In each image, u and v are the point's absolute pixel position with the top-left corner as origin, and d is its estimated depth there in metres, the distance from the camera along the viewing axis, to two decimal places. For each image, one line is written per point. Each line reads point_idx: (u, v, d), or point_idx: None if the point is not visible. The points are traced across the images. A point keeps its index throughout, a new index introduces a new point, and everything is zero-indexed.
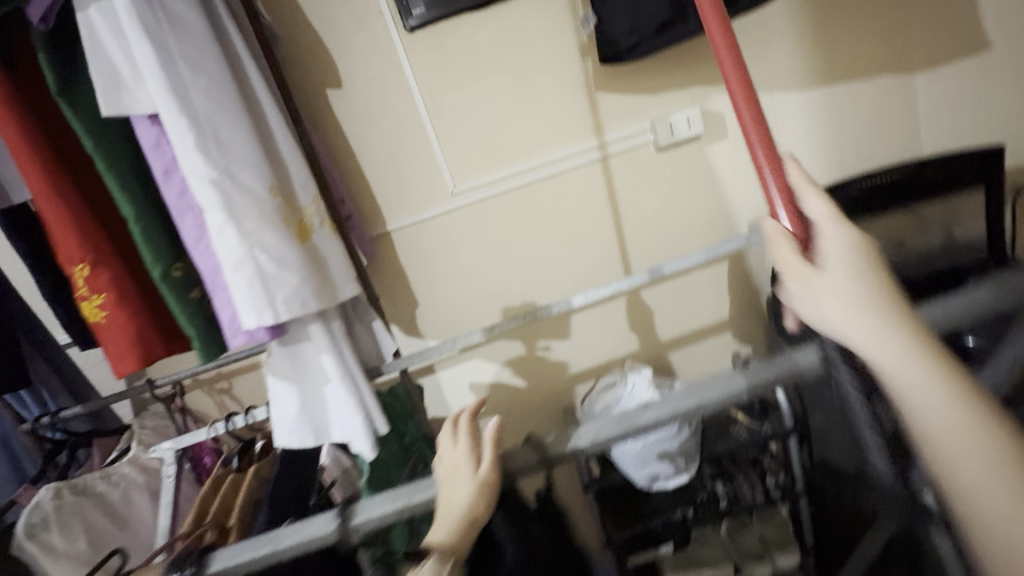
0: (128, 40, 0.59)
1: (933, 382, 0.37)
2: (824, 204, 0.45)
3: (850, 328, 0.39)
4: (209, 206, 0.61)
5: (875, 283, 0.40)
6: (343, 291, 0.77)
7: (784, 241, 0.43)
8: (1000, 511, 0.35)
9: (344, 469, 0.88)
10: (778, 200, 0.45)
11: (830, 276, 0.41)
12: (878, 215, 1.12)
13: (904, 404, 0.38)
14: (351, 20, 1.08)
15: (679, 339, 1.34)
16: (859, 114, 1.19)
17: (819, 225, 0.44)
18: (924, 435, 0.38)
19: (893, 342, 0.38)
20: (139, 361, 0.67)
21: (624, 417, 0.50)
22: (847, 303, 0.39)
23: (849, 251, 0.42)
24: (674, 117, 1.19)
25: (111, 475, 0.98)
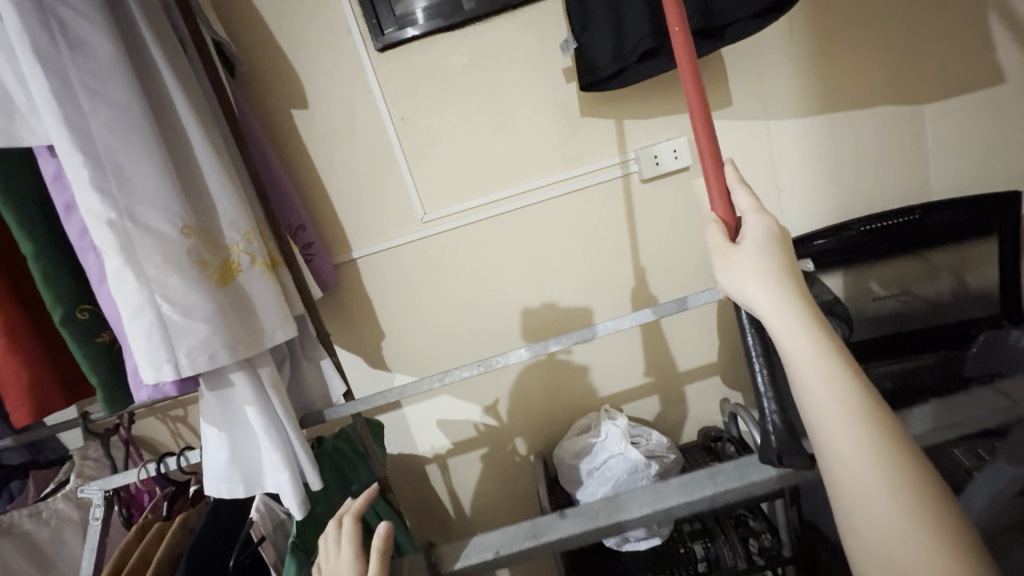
0: (20, 65, 0.54)
1: (828, 367, 0.41)
2: (752, 202, 0.51)
3: (764, 305, 0.44)
4: (106, 250, 0.56)
5: (790, 271, 0.45)
6: (271, 336, 0.70)
7: (715, 226, 0.51)
8: (868, 486, 0.38)
9: (279, 522, 0.82)
10: (715, 195, 0.53)
11: (749, 256, 0.46)
12: (881, 260, 1.02)
13: (800, 381, 0.42)
14: (319, 37, 1.02)
15: (663, 381, 1.25)
16: (862, 149, 1.11)
17: (748, 218, 0.50)
18: (816, 412, 0.41)
19: (798, 323, 0.42)
20: (32, 413, 0.60)
21: (529, 530, 0.54)
22: (763, 280, 0.44)
23: (773, 241, 0.47)
24: (660, 148, 1.11)
25: (41, 511, 0.92)
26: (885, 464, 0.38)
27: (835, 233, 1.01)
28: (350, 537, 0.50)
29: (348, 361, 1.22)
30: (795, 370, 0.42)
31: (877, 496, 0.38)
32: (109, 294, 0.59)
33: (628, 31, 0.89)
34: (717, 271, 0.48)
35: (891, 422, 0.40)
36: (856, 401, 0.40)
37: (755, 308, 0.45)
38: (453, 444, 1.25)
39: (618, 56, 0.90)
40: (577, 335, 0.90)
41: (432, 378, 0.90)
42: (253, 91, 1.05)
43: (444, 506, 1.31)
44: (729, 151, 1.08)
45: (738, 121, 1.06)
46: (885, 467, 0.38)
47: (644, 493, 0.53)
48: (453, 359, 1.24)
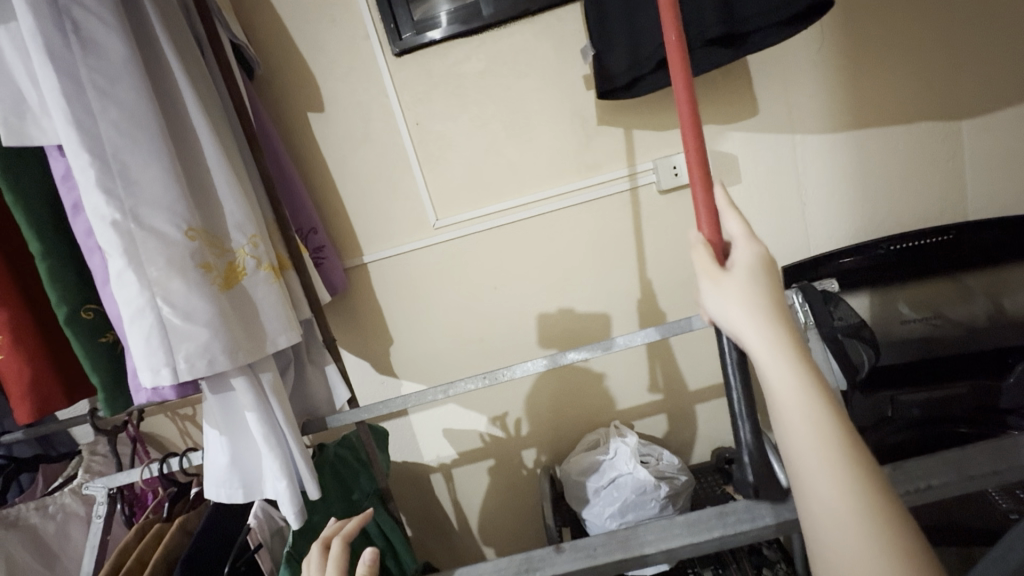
0: (33, 65, 0.54)
1: (816, 411, 0.38)
2: (743, 228, 0.47)
3: (752, 337, 0.41)
4: (109, 250, 0.55)
5: (779, 303, 0.42)
6: (273, 341, 0.69)
7: (703, 248, 0.47)
8: (854, 542, 0.35)
9: (276, 529, 0.81)
10: (703, 216, 0.49)
11: (740, 284, 0.43)
12: (910, 280, 0.98)
13: (785, 425, 0.39)
14: (337, 41, 1.02)
15: (676, 398, 1.21)
16: (893, 165, 1.06)
17: (738, 244, 0.46)
18: (800, 459, 0.38)
19: (786, 360, 0.40)
20: (33, 412, 0.60)
21: (527, 557, 0.47)
22: (750, 309, 0.41)
23: (764, 269, 0.44)
24: (679, 158, 1.08)
25: (48, 505, 0.93)
26: (872, 519, 0.35)
27: (863, 251, 0.98)
28: (334, 556, 0.50)
29: (355, 367, 1.21)
30: (781, 412, 0.39)
31: (864, 552, 0.34)
32: (111, 296, 0.58)
33: (647, 39, 0.86)
34: (705, 297, 0.45)
35: (878, 476, 0.37)
36: (836, 436, 0.38)
37: (742, 338, 0.42)
38: (458, 455, 1.23)
39: (634, 65, 0.88)
40: (595, 347, 0.87)
41: (436, 389, 0.88)
42: (270, 94, 1.05)
43: (447, 517, 1.29)
44: (752, 164, 1.04)
45: (762, 133, 1.02)
46: (872, 521, 0.35)
47: (657, 527, 0.46)
48: (461, 368, 1.22)
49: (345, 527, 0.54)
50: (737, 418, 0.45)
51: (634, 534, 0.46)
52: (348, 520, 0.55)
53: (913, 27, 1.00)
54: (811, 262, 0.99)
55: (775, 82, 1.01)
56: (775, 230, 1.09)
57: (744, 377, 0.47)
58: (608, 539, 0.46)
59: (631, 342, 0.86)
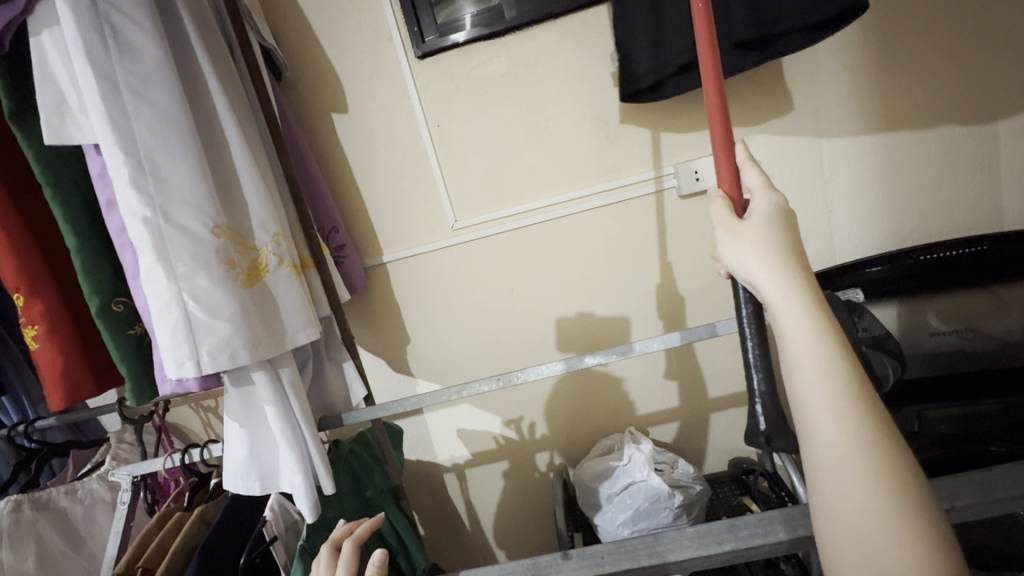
0: (73, 67, 0.56)
1: (825, 348, 0.39)
2: (762, 179, 0.49)
3: (766, 280, 0.42)
4: (140, 246, 0.57)
5: (794, 248, 0.43)
6: (294, 336, 0.70)
7: (721, 201, 0.48)
8: (848, 471, 0.36)
9: (291, 522, 0.83)
10: (722, 170, 0.51)
11: (755, 231, 0.44)
12: (940, 291, 0.95)
13: (793, 360, 0.40)
14: (362, 44, 1.04)
15: (693, 406, 1.19)
16: (925, 172, 1.03)
17: (756, 194, 0.48)
18: (807, 396, 0.39)
19: (799, 301, 0.40)
20: (64, 399, 0.63)
21: (534, 564, 0.47)
22: (766, 257, 0.42)
23: (781, 217, 0.45)
24: (700, 163, 1.06)
25: (77, 490, 0.96)
26: (870, 452, 0.36)
27: (890, 260, 0.97)
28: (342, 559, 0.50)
29: (372, 365, 1.22)
30: (790, 351, 0.40)
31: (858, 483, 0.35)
32: (140, 289, 0.60)
33: (670, 42, 0.86)
34: (721, 245, 0.45)
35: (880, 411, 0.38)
36: (856, 407, 0.37)
37: (756, 284, 0.43)
38: (471, 455, 1.24)
39: (658, 66, 0.87)
40: (610, 352, 0.87)
41: (451, 390, 0.89)
42: (296, 95, 1.08)
43: (460, 518, 1.29)
44: (775, 170, 1.03)
45: (787, 138, 1.01)
46: (870, 454, 0.36)
47: (665, 537, 0.46)
48: (476, 369, 1.22)
49: (357, 529, 0.55)
50: (752, 368, 0.50)
51: (642, 543, 0.46)
52: (359, 523, 0.56)
53: (949, 30, 0.97)
54: (836, 270, 0.98)
55: (803, 87, 0.98)
56: (798, 237, 1.07)
57: (762, 341, 0.51)
58: (614, 548, 0.46)
59: (648, 347, 0.85)
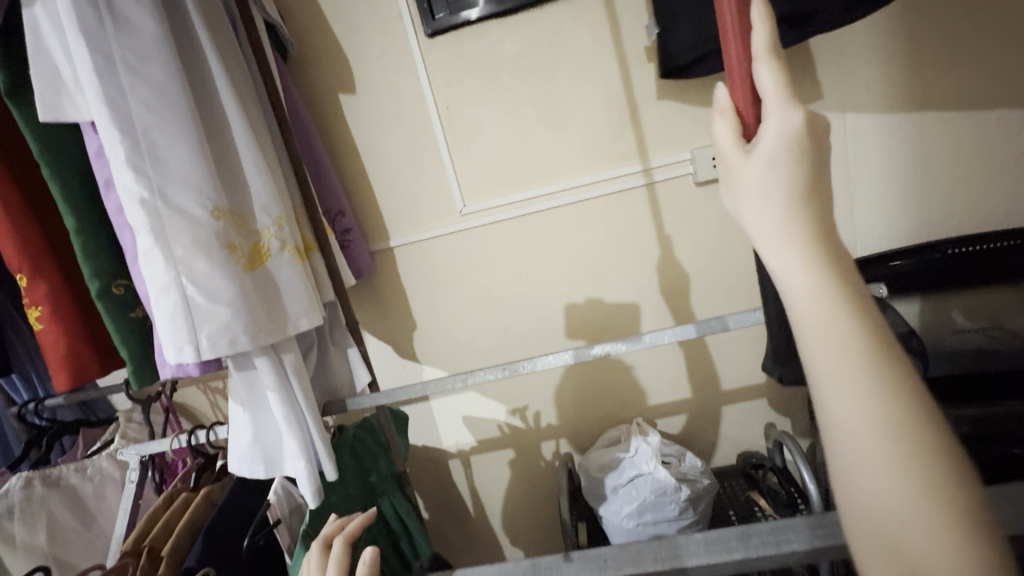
0: (67, 41, 0.54)
1: (835, 314, 0.29)
2: (783, 80, 0.32)
3: (765, 235, 0.31)
4: (138, 227, 0.56)
5: (809, 193, 0.31)
6: (295, 321, 0.69)
7: (728, 119, 0.35)
8: (870, 463, 0.27)
9: (296, 506, 0.83)
10: (735, 77, 0.36)
11: (756, 169, 0.31)
12: (966, 288, 0.91)
13: (804, 339, 0.30)
14: (370, 21, 1.01)
15: (702, 399, 1.17)
16: (955, 163, 0.98)
17: (772, 103, 0.32)
18: (820, 378, 0.29)
19: (807, 265, 0.30)
20: (68, 381, 0.63)
21: (536, 565, 0.45)
22: (767, 205, 0.31)
23: (799, 140, 0.31)
24: None
25: (87, 467, 0.98)
26: (909, 455, 0.26)
27: (915, 252, 0.93)
28: (335, 557, 0.50)
29: (378, 349, 1.22)
30: (800, 324, 0.30)
31: (888, 492, 0.26)
32: (139, 272, 0.59)
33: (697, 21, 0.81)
34: (720, 191, 0.35)
35: (919, 403, 0.28)
36: (888, 390, 0.27)
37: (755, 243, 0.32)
38: (477, 443, 1.23)
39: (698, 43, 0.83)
40: (618, 344, 0.84)
41: (455, 378, 0.88)
42: (302, 73, 1.05)
43: (464, 503, 1.29)
44: None
45: None
46: (905, 456, 0.26)
47: (674, 543, 0.44)
48: (483, 356, 1.21)
49: (347, 526, 0.53)
50: None
51: (648, 547, 0.44)
52: (350, 519, 0.55)
53: (994, 8, 0.90)
54: (856, 264, 0.94)
55: (830, 69, 0.93)
56: None
57: None
58: (621, 551, 0.44)
59: (658, 340, 0.83)
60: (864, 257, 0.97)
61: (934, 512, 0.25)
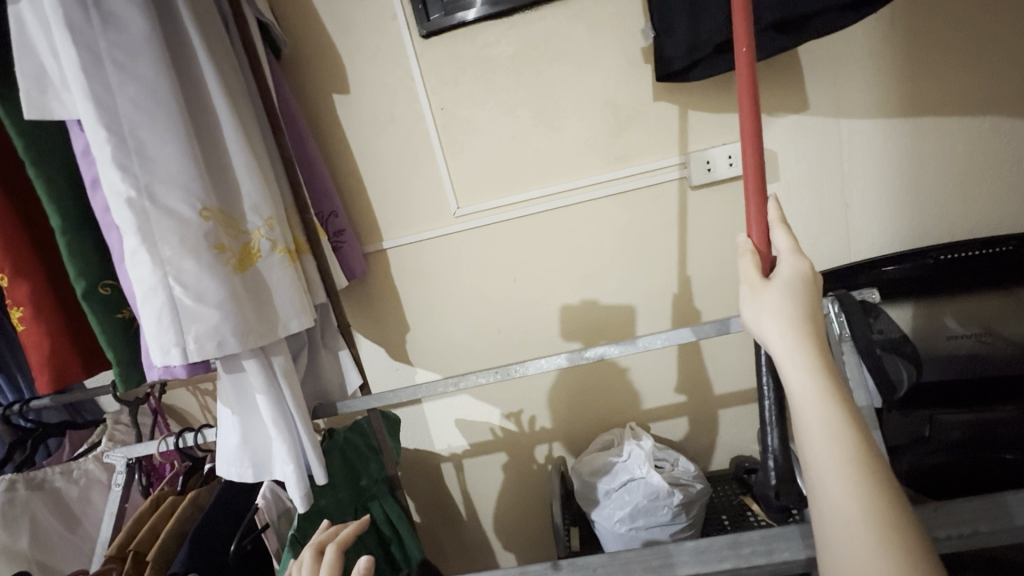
0: (54, 38, 0.53)
1: (832, 414, 0.38)
2: (790, 242, 0.47)
3: (777, 346, 0.42)
4: (124, 228, 0.55)
5: (813, 317, 0.42)
6: (286, 324, 0.69)
7: (749, 258, 0.47)
8: (847, 533, 0.36)
9: (284, 510, 0.82)
10: (752, 222, 0.49)
11: (774, 295, 0.44)
12: (957, 294, 0.91)
13: (802, 425, 0.40)
14: (365, 22, 1.00)
15: (696, 403, 1.17)
16: (949, 168, 0.98)
17: (781, 258, 0.47)
18: (816, 461, 0.39)
19: (808, 368, 0.40)
20: (51, 383, 0.61)
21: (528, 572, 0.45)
22: (783, 322, 0.42)
23: (804, 285, 0.44)
24: (713, 153, 1.02)
25: (73, 470, 0.96)
26: (879, 525, 0.35)
27: (909, 258, 0.93)
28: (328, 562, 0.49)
29: (370, 352, 1.21)
30: (799, 413, 0.40)
31: (865, 557, 0.35)
32: (126, 273, 0.58)
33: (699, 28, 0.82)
34: (742, 304, 0.46)
35: (889, 478, 0.37)
36: (862, 474, 0.37)
37: (767, 344, 0.43)
38: (470, 446, 1.23)
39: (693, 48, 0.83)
40: (611, 348, 0.84)
41: (449, 381, 0.87)
42: (296, 73, 1.04)
43: (457, 507, 1.28)
44: (791, 162, 0.99)
45: (806, 129, 0.96)
46: (878, 534, 0.35)
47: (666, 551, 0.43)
48: (476, 359, 1.20)
49: (341, 534, 0.53)
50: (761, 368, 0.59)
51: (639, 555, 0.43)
52: (344, 526, 0.54)
53: (985, 19, 0.91)
54: (848, 270, 0.95)
55: (824, 75, 0.93)
56: (812, 232, 1.02)
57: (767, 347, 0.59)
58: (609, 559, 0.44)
59: (651, 343, 0.82)
60: (858, 262, 0.97)
61: (900, 570, 0.34)
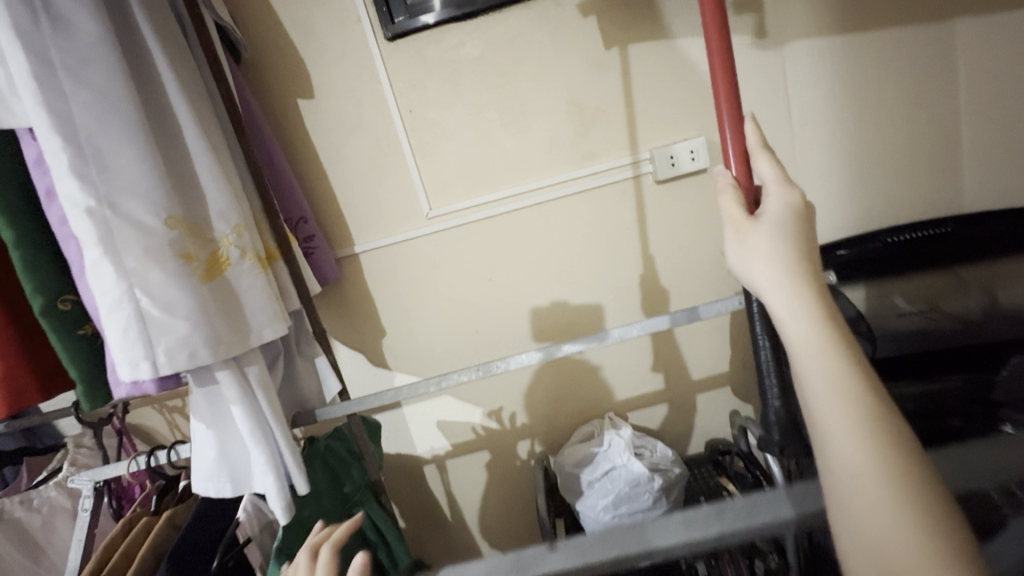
0: (1, 43, 0.51)
1: (833, 359, 0.38)
2: (776, 170, 0.48)
3: (771, 292, 0.42)
4: (85, 239, 0.53)
5: (808, 257, 0.42)
6: (259, 333, 0.67)
7: (732, 195, 0.48)
8: (862, 481, 0.35)
9: (267, 522, 0.80)
10: (734, 159, 0.51)
11: (764, 237, 0.43)
12: (905, 275, 0.97)
13: (802, 371, 0.39)
14: (327, 25, 0.99)
15: (671, 390, 1.21)
16: (895, 153, 1.03)
17: (770, 189, 0.47)
18: (818, 409, 0.38)
19: (807, 314, 0.40)
20: (6, 407, 0.58)
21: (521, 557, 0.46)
22: (776, 265, 0.42)
23: (795, 224, 0.44)
24: (677, 148, 1.05)
25: (33, 499, 0.92)
26: (887, 470, 0.35)
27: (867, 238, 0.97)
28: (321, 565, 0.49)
29: (346, 358, 1.19)
30: (800, 361, 0.40)
31: (878, 502, 0.34)
32: (88, 286, 0.56)
33: None
34: (730, 250, 0.46)
35: (892, 418, 0.37)
36: (869, 416, 0.37)
37: (763, 295, 0.43)
38: (451, 447, 1.23)
39: None
40: (587, 341, 0.86)
41: (428, 381, 0.87)
42: (257, 76, 1.02)
43: (441, 509, 1.28)
44: None
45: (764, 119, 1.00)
46: (887, 473, 0.35)
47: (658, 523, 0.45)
48: (455, 360, 1.21)
49: (335, 533, 0.52)
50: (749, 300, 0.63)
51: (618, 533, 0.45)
52: (336, 526, 0.53)
53: (918, 17, 0.98)
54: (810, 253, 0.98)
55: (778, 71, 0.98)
56: None
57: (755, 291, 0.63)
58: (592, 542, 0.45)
59: (627, 333, 0.84)
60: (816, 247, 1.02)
61: (910, 508, 0.34)
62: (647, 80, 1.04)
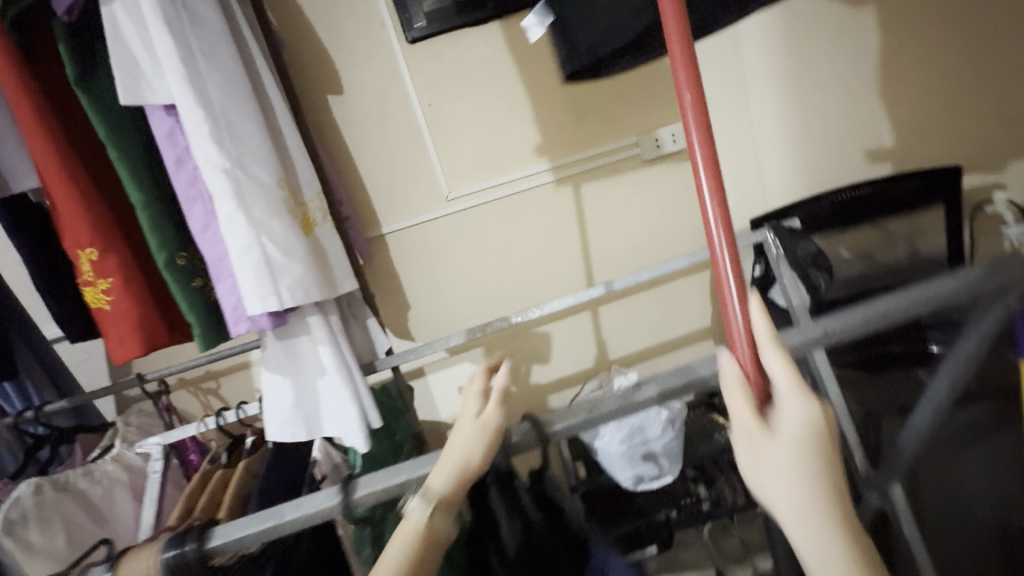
0: (149, 34, 0.62)
1: (839, 554, 0.34)
2: (789, 366, 0.38)
3: (781, 505, 0.36)
4: (220, 194, 0.64)
5: (823, 451, 0.36)
6: (342, 283, 0.79)
7: (742, 393, 0.38)
8: None
9: (335, 464, 0.90)
10: (735, 333, 0.40)
11: (780, 448, 0.36)
12: (850, 228, 1.16)
13: (802, 558, 0.36)
14: (355, 29, 1.12)
15: (664, 345, 1.38)
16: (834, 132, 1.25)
17: (783, 393, 0.37)
18: None
19: (814, 509, 0.35)
20: (142, 347, 0.69)
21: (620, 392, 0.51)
22: (796, 482, 0.35)
23: (813, 437, 0.36)
24: (660, 133, 1.24)
25: (93, 471, 0.96)
26: None
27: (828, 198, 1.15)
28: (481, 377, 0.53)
29: None
30: (795, 540, 0.36)
31: None
32: (216, 238, 0.66)
33: None
34: (739, 454, 0.38)
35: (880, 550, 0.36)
36: None
37: (770, 500, 0.37)
38: None
39: None
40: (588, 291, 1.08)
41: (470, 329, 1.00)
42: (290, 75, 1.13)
43: None
44: None
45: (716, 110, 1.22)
46: None
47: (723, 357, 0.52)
48: None
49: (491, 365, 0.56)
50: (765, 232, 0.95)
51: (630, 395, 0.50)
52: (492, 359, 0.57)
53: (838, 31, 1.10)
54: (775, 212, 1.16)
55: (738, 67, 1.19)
56: None
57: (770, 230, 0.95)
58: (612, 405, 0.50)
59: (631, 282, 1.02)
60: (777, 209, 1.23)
61: None
62: (632, 76, 1.22)
